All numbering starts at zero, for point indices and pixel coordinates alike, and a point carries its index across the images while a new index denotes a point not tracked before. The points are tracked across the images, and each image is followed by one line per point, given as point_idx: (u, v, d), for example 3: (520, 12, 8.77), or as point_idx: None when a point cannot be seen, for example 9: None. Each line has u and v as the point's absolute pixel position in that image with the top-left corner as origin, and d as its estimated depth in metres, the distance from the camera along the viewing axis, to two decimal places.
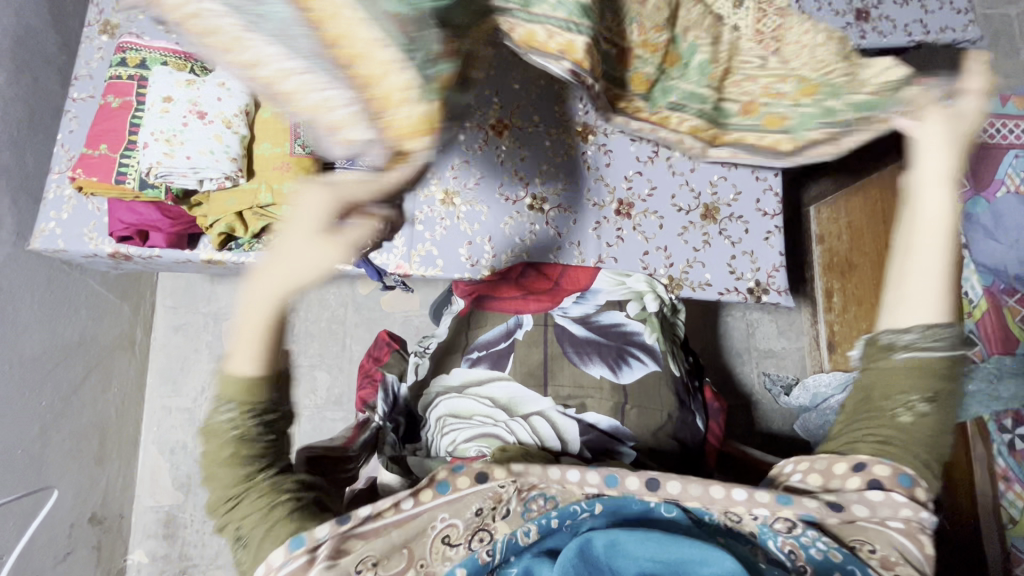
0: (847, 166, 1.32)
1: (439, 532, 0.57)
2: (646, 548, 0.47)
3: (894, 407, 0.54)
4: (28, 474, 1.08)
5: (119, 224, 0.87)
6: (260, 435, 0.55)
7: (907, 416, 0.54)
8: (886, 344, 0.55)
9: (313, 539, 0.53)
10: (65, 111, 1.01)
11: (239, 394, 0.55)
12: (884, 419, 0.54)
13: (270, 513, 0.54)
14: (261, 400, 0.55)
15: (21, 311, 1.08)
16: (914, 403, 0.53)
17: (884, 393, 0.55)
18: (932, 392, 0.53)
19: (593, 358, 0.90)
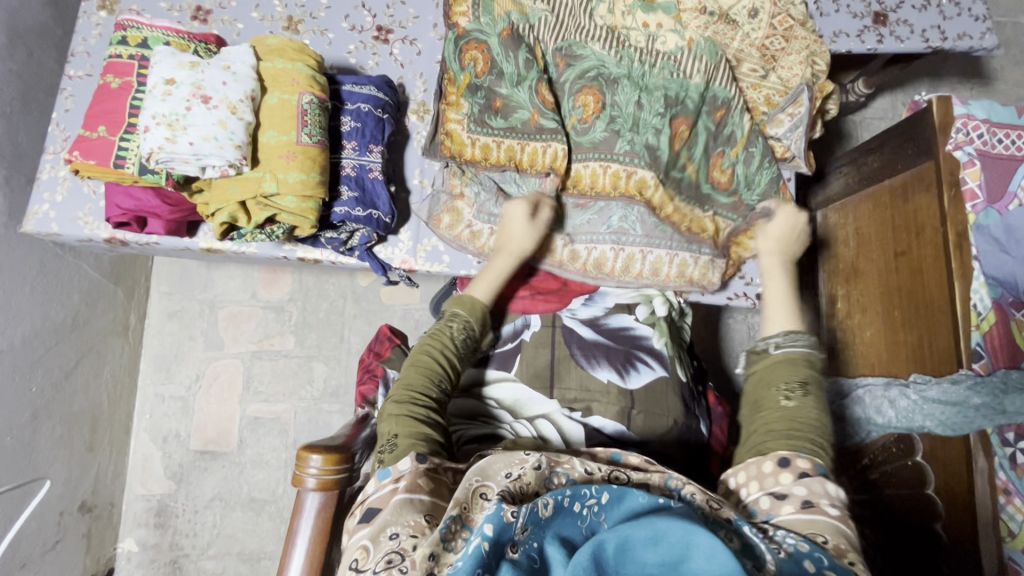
0: (856, 173, 1.31)
1: (476, 489, 0.55)
2: (655, 551, 0.43)
3: (781, 396, 0.71)
4: (18, 462, 1.06)
5: (117, 210, 0.85)
6: (464, 350, 0.79)
7: (790, 402, 0.70)
8: (760, 348, 0.78)
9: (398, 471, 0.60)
10: (61, 89, 0.98)
11: (463, 305, 0.83)
12: (776, 407, 0.70)
13: (422, 440, 0.66)
14: (473, 319, 0.82)
15: (13, 296, 1.05)
16: (791, 389, 0.71)
17: (776, 385, 0.72)
18: (802, 383, 0.72)
19: (601, 361, 0.90)
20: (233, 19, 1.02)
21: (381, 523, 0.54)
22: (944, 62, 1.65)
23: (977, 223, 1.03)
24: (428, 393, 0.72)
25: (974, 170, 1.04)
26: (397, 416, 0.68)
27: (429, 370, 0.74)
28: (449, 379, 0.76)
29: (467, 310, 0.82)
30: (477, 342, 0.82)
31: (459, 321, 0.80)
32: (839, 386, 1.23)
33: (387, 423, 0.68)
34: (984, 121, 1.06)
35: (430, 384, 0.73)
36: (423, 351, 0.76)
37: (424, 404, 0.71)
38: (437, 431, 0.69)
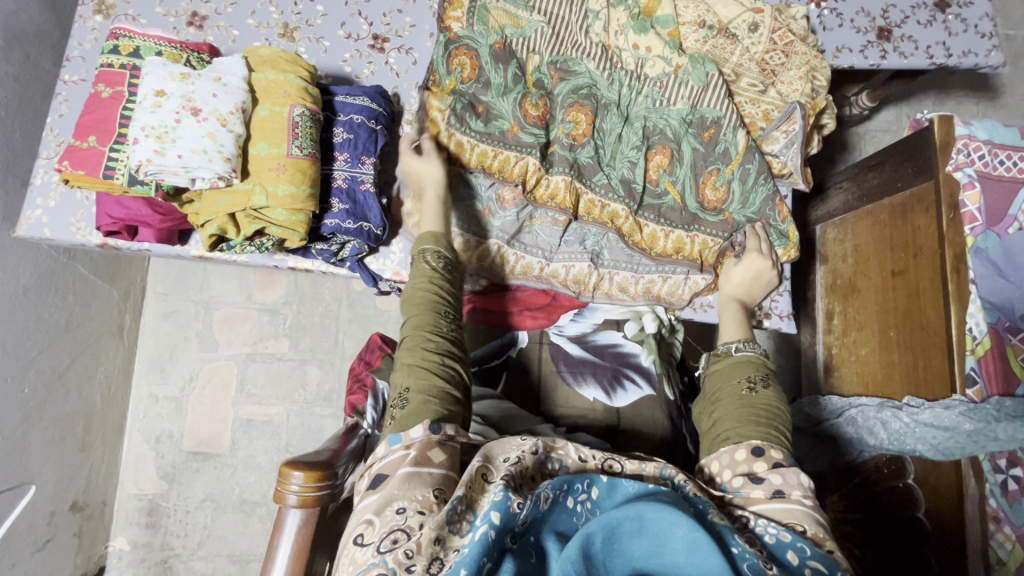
0: (856, 189, 1.30)
1: (478, 470, 0.53)
2: (641, 546, 0.45)
3: (743, 387, 0.74)
4: (10, 463, 1.07)
5: (108, 219, 0.85)
6: (446, 282, 0.76)
7: (752, 392, 0.73)
8: (724, 349, 0.82)
9: (409, 436, 0.58)
10: (55, 93, 0.98)
11: (425, 242, 0.79)
12: (738, 396, 0.73)
13: (431, 391, 0.63)
14: (438, 252, 0.78)
15: (5, 298, 1.06)
16: (752, 382, 0.74)
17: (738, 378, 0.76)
18: (761, 376, 0.76)
19: (588, 379, 0.89)
20: (228, 25, 1.01)
21: (385, 497, 0.53)
22: (949, 76, 1.63)
23: (976, 245, 1.02)
24: (431, 334, 0.69)
25: (974, 193, 1.03)
26: (404, 365, 0.66)
27: (439, 319, 0.71)
28: (449, 315, 0.72)
29: (426, 245, 0.78)
30: (456, 274, 0.78)
31: (422, 260, 0.77)
32: (835, 402, 1.21)
33: (400, 377, 0.66)
34: (985, 142, 1.04)
35: (430, 326, 0.69)
36: (411, 294, 0.73)
37: (427, 349, 0.67)
38: (449, 376, 0.66)
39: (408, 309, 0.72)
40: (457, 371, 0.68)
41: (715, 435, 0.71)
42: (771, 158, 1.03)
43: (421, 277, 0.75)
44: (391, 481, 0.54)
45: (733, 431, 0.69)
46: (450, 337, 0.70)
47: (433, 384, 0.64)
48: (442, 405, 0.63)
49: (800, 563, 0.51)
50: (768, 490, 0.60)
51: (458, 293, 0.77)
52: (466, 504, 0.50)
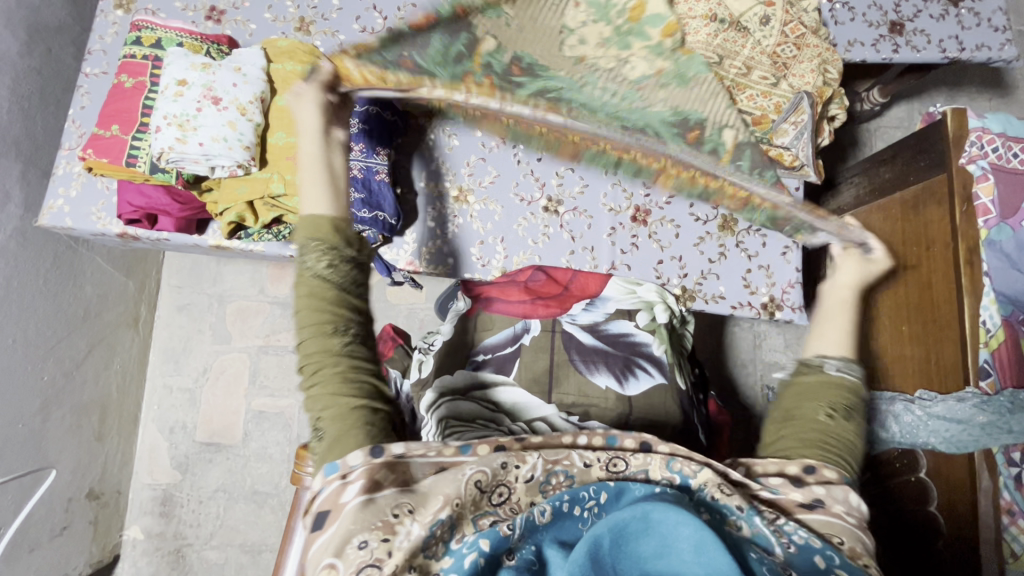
0: (868, 183, 1.29)
1: (470, 478, 0.54)
2: (649, 547, 0.44)
3: (822, 412, 0.68)
4: (30, 450, 1.09)
5: (129, 207, 0.87)
6: (338, 279, 0.65)
7: (828, 418, 0.67)
8: (817, 362, 0.73)
9: (348, 467, 0.55)
10: (77, 85, 1.00)
11: (314, 232, 0.66)
12: (814, 421, 0.67)
13: (348, 415, 0.59)
14: (325, 241, 0.65)
15: (27, 287, 1.08)
16: (834, 409, 0.68)
17: (819, 400, 0.69)
18: (848, 406, 0.69)
19: (600, 367, 0.90)
20: (246, 19, 1.03)
21: (344, 528, 0.51)
22: (962, 71, 1.62)
23: (990, 237, 1.04)
24: (333, 352, 0.61)
25: (988, 184, 1.05)
26: (313, 393, 0.61)
27: (331, 328, 0.62)
28: (347, 321, 0.64)
29: (313, 234, 0.66)
30: (351, 261, 0.67)
31: (309, 252, 0.65)
32: None
33: (313, 406, 0.61)
34: (999, 134, 1.07)
35: (327, 342, 0.62)
36: (298, 307, 0.64)
37: (333, 369, 0.61)
38: (366, 392, 0.61)
39: (297, 326, 0.63)
40: (373, 384, 0.63)
41: (776, 450, 0.67)
42: (782, 150, 1.02)
43: (303, 270, 0.65)
44: (341, 517, 0.52)
45: (797, 455, 0.64)
46: (357, 350, 0.63)
47: (347, 406, 0.60)
48: (364, 427, 0.59)
49: (828, 567, 0.51)
50: (807, 496, 0.60)
51: (354, 290, 0.66)
52: (448, 522, 0.51)
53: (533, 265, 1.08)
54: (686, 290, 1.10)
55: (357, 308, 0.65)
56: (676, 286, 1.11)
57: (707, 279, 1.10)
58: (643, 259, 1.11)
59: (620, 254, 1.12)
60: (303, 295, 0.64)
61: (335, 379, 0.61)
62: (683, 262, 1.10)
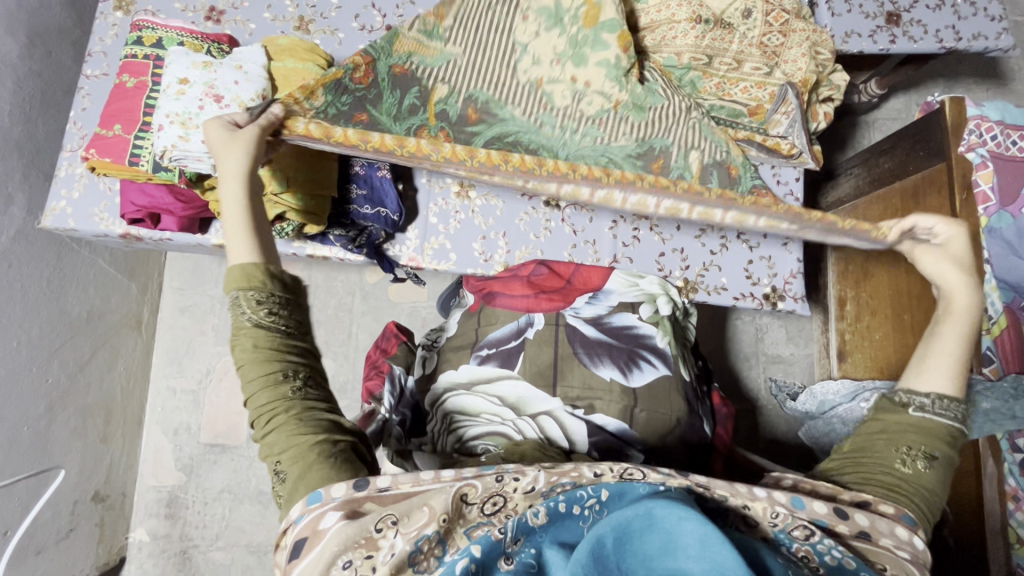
0: (867, 174, 1.30)
1: (458, 492, 0.53)
2: (654, 544, 0.44)
3: (899, 458, 0.61)
4: (36, 451, 1.09)
5: (132, 207, 0.87)
6: (278, 324, 0.61)
7: (905, 467, 0.60)
8: (900, 400, 0.64)
9: (331, 497, 0.53)
10: (78, 87, 1.00)
11: (249, 278, 0.62)
12: (889, 467, 0.60)
13: (308, 453, 0.57)
14: (257, 288, 0.61)
15: (30, 289, 1.08)
16: (914, 455, 0.60)
17: (896, 444, 0.62)
18: (934, 453, 0.61)
19: (604, 359, 0.90)
20: (246, 19, 1.04)
21: (328, 548, 0.51)
22: (958, 63, 1.63)
23: (991, 225, 1.05)
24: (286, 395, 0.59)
25: (988, 172, 1.05)
26: (270, 440, 0.58)
27: (281, 371, 0.60)
28: (292, 366, 0.61)
29: (244, 281, 0.61)
30: (289, 303, 0.63)
31: (242, 302, 0.61)
32: (848, 387, 1.20)
33: (271, 452, 0.58)
34: (998, 122, 1.08)
35: (275, 389, 0.59)
36: (237, 361, 0.60)
37: (287, 415, 0.59)
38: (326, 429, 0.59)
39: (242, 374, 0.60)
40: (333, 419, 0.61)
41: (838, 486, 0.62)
42: (778, 139, 1.06)
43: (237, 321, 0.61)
44: (320, 542, 0.52)
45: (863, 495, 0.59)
46: (308, 393, 0.61)
47: (307, 445, 0.57)
48: (328, 462, 0.57)
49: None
50: (853, 528, 0.54)
51: (298, 330, 0.63)
52: (438, 538, 0.51)
53: (535, 259, 1.08)
54: (688, 282, 1.10)
55: (301, 347, 0.63)
56: (678, 278, 1.11)
57: (709, 270, 1.10)
58: (646, 251, 1.11)
59: (622, 248, 1.12)
60: (242, 343, 0.60)
61: (293, 420, 0.59)
62: (686, 253, 1.10)
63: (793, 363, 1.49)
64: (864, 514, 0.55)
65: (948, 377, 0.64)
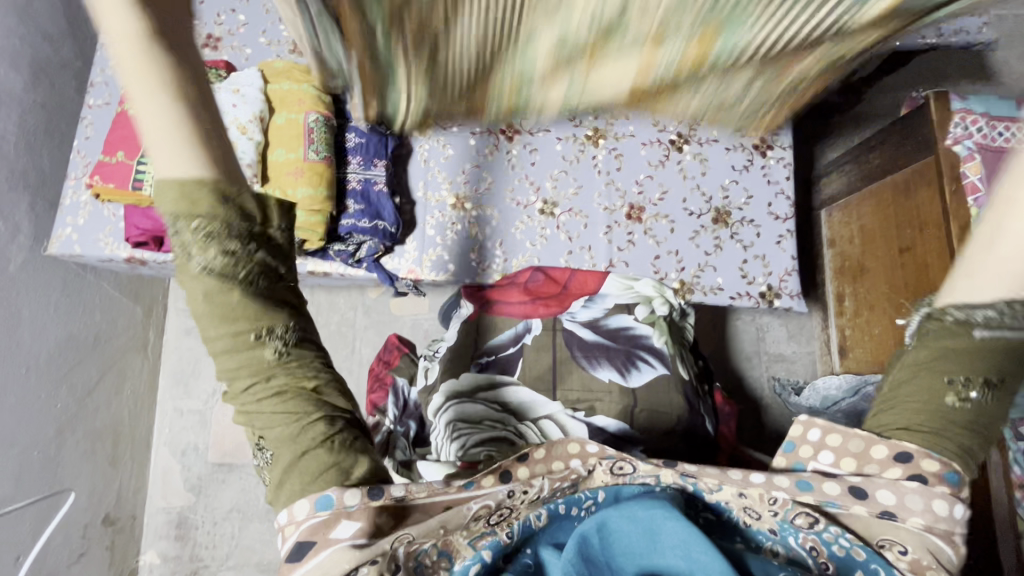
0: (859, 170, 1.31)
1: (473, 514, 0.52)
2: (634, 526, 0.48)
3: (947, 392, 0.53)
4: (46, 475, 1.11)
5: (137, 231, 0.94)
6: (241, 274, 0.47)
7: (953, 401, 0.53)
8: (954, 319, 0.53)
9: (345, 504, 0.48)
10: (81, 116, 1.04)
11: (198, 205, 0.45)
12: (932, 396, 0.54)
13: (301, 436, 0.50)
14: (211, 218, 0.45)
15: (39, 315, 1.11)
16: (953, 387, 0.53)
17: (939, 371, 0.54)
18: (992, 378, 0.53)
19: (602, 362, 0.91)
20: (241, 45, 1.10)
21: (337, 563, 0.46)
22: (945, 58, 1.65)
23: (980, 217, 1.03)
24: (261, 363, 0.49)
25: (975, 163, 1.04)
26: (259, 409, 0.50)
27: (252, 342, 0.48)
28: (269, 326, 0.49)
29: (187, 205, 0.45)
30: (265, 241, 0.49)
31: (187, 232, 0.45)
32: (849, 381, 1.21)
33: (260, 415, 0.50)
34: (983, 115, 1.08)
35: (249, 355, 0.49)
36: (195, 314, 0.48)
37: (282, 374, 0.50)
38: (331, 423, 0.51)
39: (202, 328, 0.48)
40: (340, 421, 0.52)
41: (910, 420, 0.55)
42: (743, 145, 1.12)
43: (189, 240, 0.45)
44: (325, 550, 0.47)
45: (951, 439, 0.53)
46: (295, 359, 0.51)
47: (303, 429, 0.50)
48: (329, 445, 0.50)
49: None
50: (874, 509, 0.52)
51: (272, 306, 0.49)
52: (438, 550, 0.48)
53: (532, 266, 1.10)
54: (683, 283, 1.11)
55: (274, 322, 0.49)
56: (674, 280, 1.12)
57: (705, 271, 1.12)
58: (642, 254, 1.13)
59: (617, 252, 1.14)
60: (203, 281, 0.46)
61: (284, 356, 0.50)
62: (681, 256, 1.12)
63: (796, 361, 1.49)
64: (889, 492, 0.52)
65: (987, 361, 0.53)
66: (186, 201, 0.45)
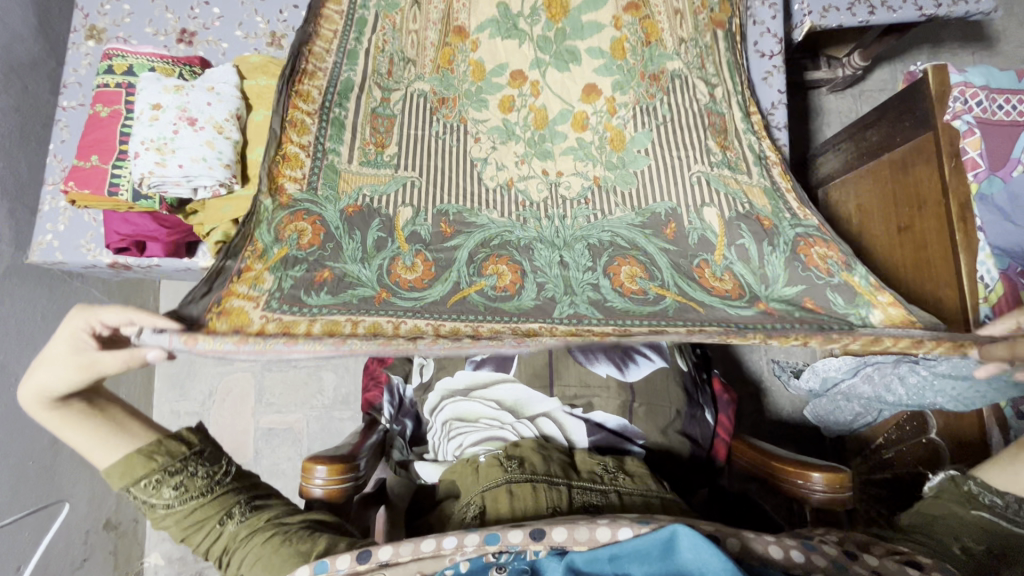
0: (855, 149, 1.28)
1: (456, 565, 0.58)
2: (645, 545, 0.53)
3: (954, 542, 0.68)
4: (42, 484, 1.10)
5: (117, 237, 0.98)
6: (189, 491, 0.66)
7: (960, 549, 0.67)
8: (970, 490, 0.71)
9: (336, 568, 0.58)
10: (57, 119, 1.02)
11: (142, 471, 0.64)
12: (945, 540, 0.68)
13: (262, 550, 0.63)
14: (155, 470, 0.65)
15: (28, 323, 1.09)
16: (962, 541, 0.68)
17: (956, 527, 0.69)
18: (992, 548, 0.67)
19: (599, 357, 0.89)
20: (217, 39, 1.10)
21: None
22: (943, 27, 1.62)
23: (980, 192, 1.04)
24: (218, 527, 0.65)
25: (975, 138, 1.02)
26: (227, 559, 0.64)
27: (205, 520, 0.65)
28: (219, 506, 0.66)
29: (130, 477, 0.64)
30: (198, 456, 0.68)
31: (142, 492, 0.64)
32: (847, 361, 1.12)
33: (231, 563, 0.64)
34: (981, 88, 1.06)
35: (216, 531, 0.65)
36: (174, 539, 0.64)
37: (232, 529, 0.65)
38: (283, 529, 0.65)
39: (160, 526, 0.65)
40: (296, 526, 0.66)
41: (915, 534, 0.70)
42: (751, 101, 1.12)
43: (137, 488, 0.64)
44: None
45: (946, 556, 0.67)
46: (252, 515, 0.66)
47: (261, 546, 0.63)
48: (280, 548, 0.62)
49: None
50: None
51: (219, 488, 0.67)
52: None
53: None
54: None
55: (227, 501, 0.67)
56: None
57: None
58: None
59: None
60: (146, 493, 0.64)
61: (237, 516, 0.66)
62: None
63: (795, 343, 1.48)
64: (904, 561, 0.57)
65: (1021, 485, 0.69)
66: (136, 471, 0.64)
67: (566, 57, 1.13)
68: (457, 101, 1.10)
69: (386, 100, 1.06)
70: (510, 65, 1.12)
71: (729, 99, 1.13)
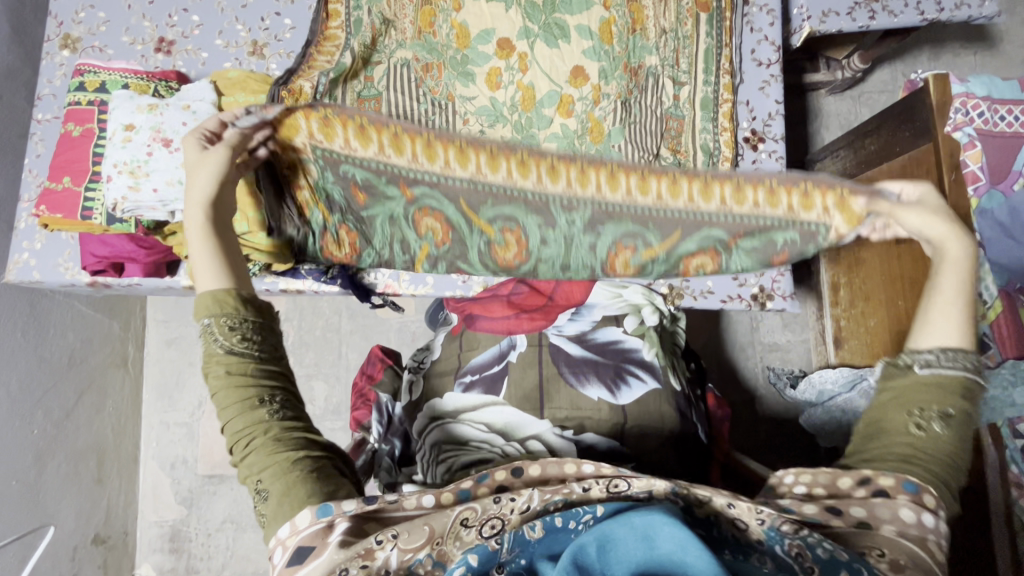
0: (855, 157, 1.26)
1: (458, 517, 0.49)
2: (635, 532, 0.40)
3: (906, 424, 0.52)
4: (25, 504, 1.08)
5: (93, 258, 0.97)
6: (254, 354, 0.54)
7: (917, 431, 0.51)
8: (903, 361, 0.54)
9: (343, 509, 0.49)
10: (31, 134, 0.99)
11: (224, 305, 0.55)
12: (898, 435, 0.52)
13: (290, 468, 0.51)
14: (233, 316, 0.54)
15: (5, 341, 1.07)
16: (915, 422, 0.52)
17: (900, 411, 0.53)
18: (949, 412, 0.51)
19: (590, 378, 0.88)
20: (197, 49, 1.08)
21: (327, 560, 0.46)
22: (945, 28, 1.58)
23: (980, 206, 1.01)
24: (263, 415, 0.52)
25: (976, 151, 1.00)
26: (254, 452, 0.52)
27: (255, 399, 0.53)
28: (270, 391, 0.54)
29: (219, 307, 0.54)
30: (268, 328, 0.56)
31: (215, 327, 0.53)
32: (844, 374, 1.18)
33: (253, 460, 0.51)
34: (985, 98, 1.03)
35: (255, 418, 0.52)
36: (215, 394, 0.53)
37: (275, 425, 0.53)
38: (313, 458, 0.53)
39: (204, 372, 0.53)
40: (328, 457, 0.54)
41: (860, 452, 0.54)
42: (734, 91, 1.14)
43: (210, 322, 0.54)
44: (323, 555, 0.47)
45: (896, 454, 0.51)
46: (295, 421, 0.54)
47: (290, 464, 0.51)
48: (313, 479, 0.51)
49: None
50: None
51: (285, 373, 0.56)
52: (434, 561, 0.46)
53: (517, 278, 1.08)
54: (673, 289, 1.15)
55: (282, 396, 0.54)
56: (664, 286, 1.16)
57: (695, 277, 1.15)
58: None
59: None
60: (214, 331, 0.53)
61: (282, 414, 0.53)
62: None
63: (790, 350, 1.47)
64: (860, 504, 0.49)
65: (956, 326, 0.54)
66: (217, 304, 0.54)
67: (556, 29, 1.11)
68: (442, 68, 1.11)
69: (369, 80, 1.09)
70: (496, 31, 1.11)
71: (694, 95, 1.16)
